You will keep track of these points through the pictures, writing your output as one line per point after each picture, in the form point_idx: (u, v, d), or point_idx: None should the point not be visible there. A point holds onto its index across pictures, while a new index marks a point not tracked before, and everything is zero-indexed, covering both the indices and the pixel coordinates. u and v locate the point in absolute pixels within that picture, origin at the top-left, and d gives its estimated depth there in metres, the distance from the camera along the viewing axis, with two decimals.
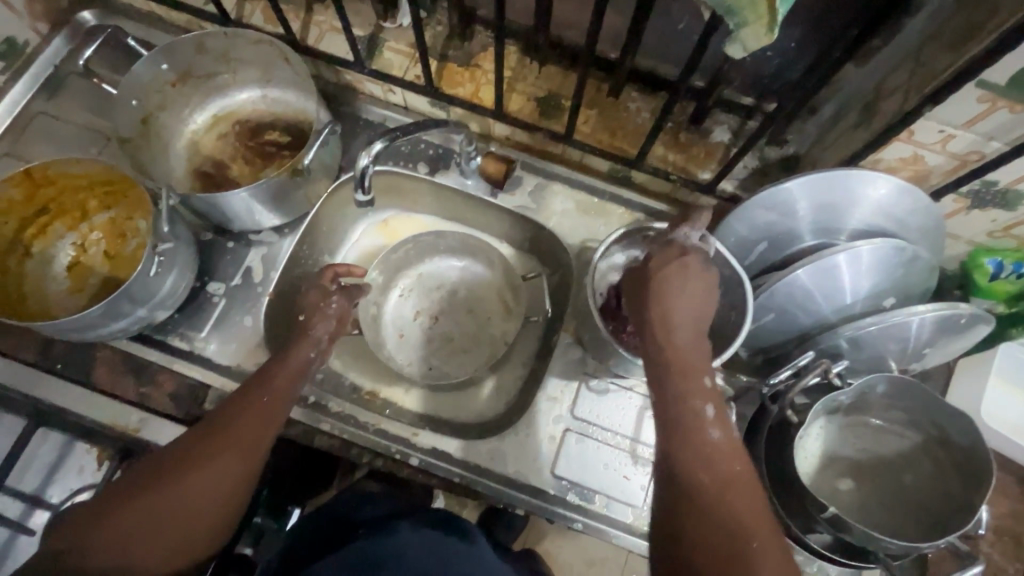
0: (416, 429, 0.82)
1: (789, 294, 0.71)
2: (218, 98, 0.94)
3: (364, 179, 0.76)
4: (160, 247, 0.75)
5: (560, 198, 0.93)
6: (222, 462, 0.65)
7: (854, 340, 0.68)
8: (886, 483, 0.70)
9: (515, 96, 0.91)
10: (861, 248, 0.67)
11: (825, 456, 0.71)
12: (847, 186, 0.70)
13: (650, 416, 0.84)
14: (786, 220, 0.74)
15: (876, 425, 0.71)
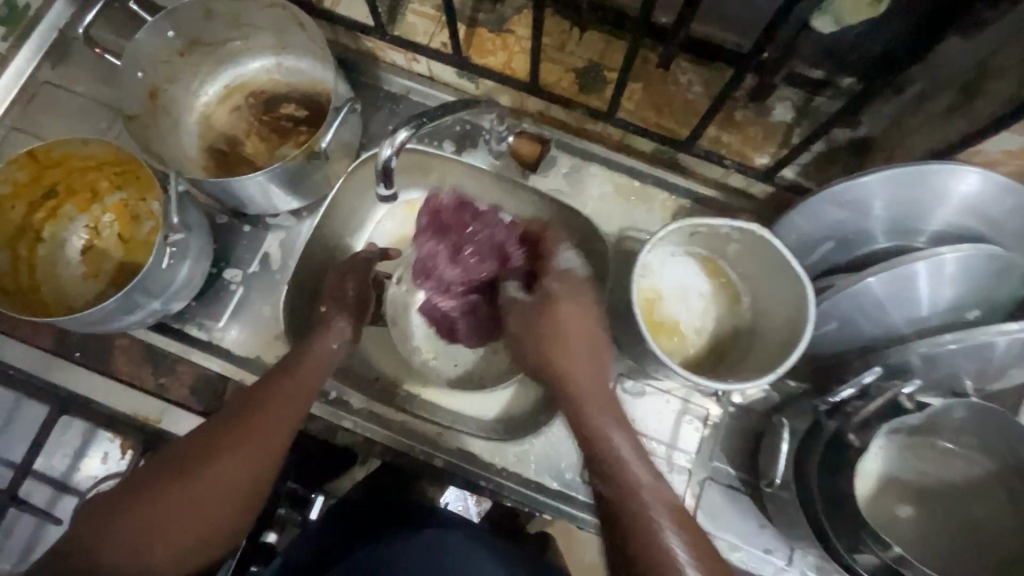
0: (441, 428, 0.79)
1: (855, 304, 0.64)
2: (230, 67, 0.88)
3: (386, 172, 0.70)
4: (171, 237, 0.70)
5: (597, 181, 0.86)
6: (242, 455, 0.64)
7: (929, 357, 0.61)
8: (949, 511, 0.65)
9: (553, 67, 0.81)
10: (945, 256, 0.59)
11: (884, 479, 0.66)
12: (933, 182, 0.62)
13: (688, 421, 0.79)
14: (857, 218, 0.66)
15: (942, 448, 0.65)
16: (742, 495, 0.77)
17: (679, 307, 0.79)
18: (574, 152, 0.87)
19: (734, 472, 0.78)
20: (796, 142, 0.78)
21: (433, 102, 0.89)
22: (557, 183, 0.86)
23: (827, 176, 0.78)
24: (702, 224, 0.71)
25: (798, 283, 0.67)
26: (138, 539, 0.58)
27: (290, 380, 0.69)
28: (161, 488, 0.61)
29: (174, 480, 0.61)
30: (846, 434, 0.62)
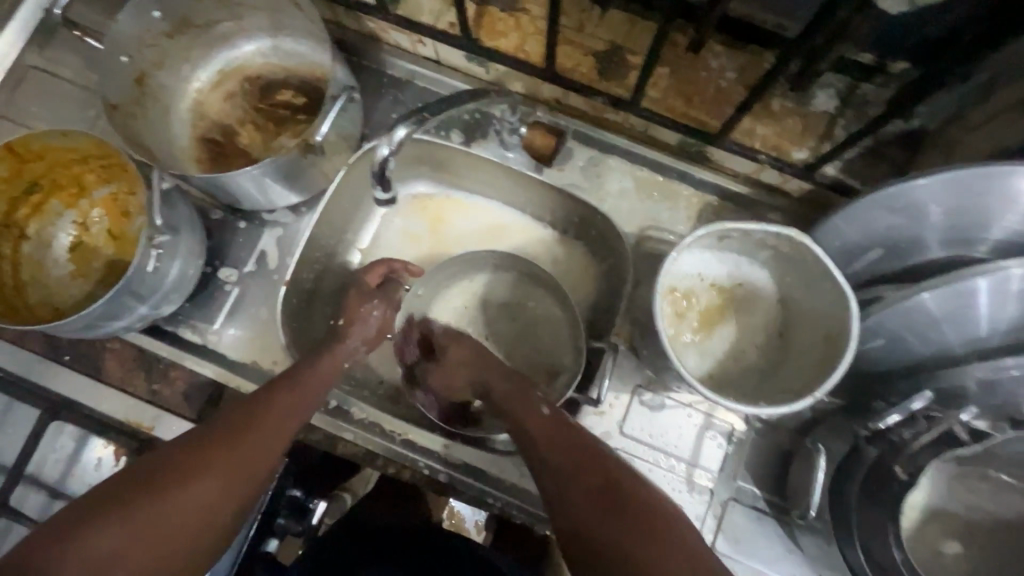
0: (445, 441, 0.75)
1: (902, 320, 0.58)
2: (222, 50, 0.82)
3: (382, 174, 0.66)
4: (158, 238, 0.65)
5: (617, 176, 0.79)
6: (229, 472, 0.56)
7: (989, 382, 0.54)
8: (1001, 548, 0.59)
9: (570, 50, 0.74)
10: (1012, 271, 0.52)
11: (928, 510, 0.61)
12: (1003, 186, 0.54)
13: (711, 438, 0.74)
14: (910, 224, 0.59)
15: (1000, 481, 0.59)
16: (767, 517, 0.72)
17: (700, 326, 0.73)
18: (592, 144, 0.80)
19: (759, 493, 0.73)
20: (840, 135, 0.70)
21: (440, 88, 0.83)
22: (573, 178, 0.80)
23: (872, 173, 0.71)
24: (733, 229, 0.64)
25: (838, 293, 0.61)
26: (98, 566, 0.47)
27: (291, 394, 0.65)
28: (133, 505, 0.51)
29: (148, 496, 0.52)
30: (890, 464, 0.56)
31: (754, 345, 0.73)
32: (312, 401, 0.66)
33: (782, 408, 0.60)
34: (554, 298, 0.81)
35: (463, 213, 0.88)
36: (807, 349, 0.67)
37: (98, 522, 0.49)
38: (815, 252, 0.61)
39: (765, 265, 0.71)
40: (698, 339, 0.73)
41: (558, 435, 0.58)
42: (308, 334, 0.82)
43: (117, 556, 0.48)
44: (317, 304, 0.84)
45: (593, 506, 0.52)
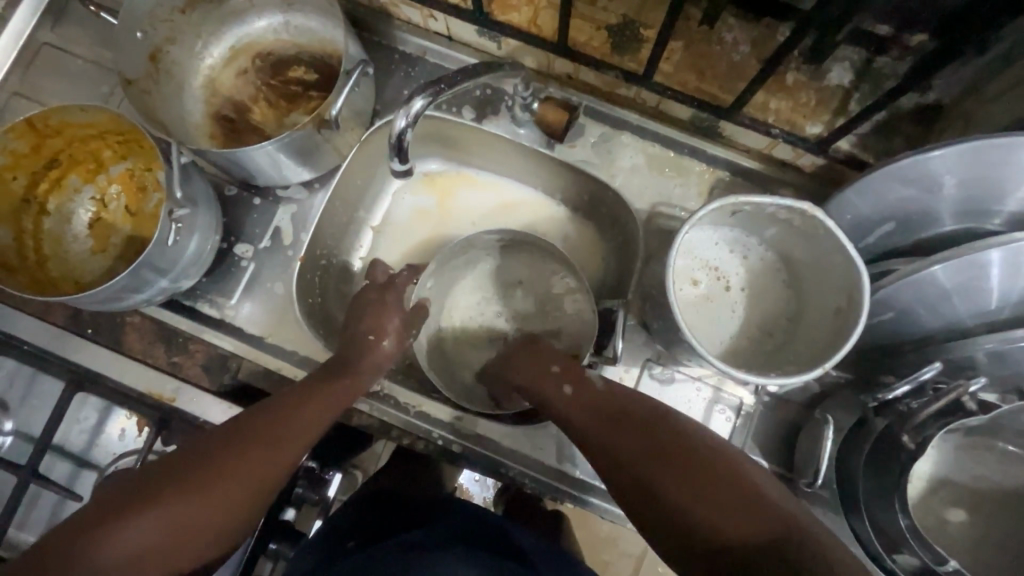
0: (458, 413, 0.77)
1: (914, 291, 0.58)
2: (234, 27, 0.82)
3: (400, 147, 0.66)
4: (177, 213, 0.66)
5: (629, 152, 0.79)
6: (259, 473, 0.58)
7: (998, 353, 0.55)
8: (1005, 518, 0.60)
9: (583, 23, 0.74)
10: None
11: (935, 480, 0.62)
12: (1018, 157, 0.54)
13: (719, 411, 0.75)
14: (924, 197, 0.59)
15: (1004, 451, 0.60)
16: None
17: (711, 303, 0.74)
18: (604, 119, 0.80)
19: (766, 465, 0.74)
20: (854, 110, 0.70)
21: (452, 64, 0.83)
22: (585, 154, 0.80)
23: (885, 148, 0.71)
24: (746, 203, 0.64)
25: (850, 264, 0.61)
26: (139, 555, 0.50)
27: (318, 406, 0.64)
28: (168, 500, 0.53)
29: (182, 491, 0.54)
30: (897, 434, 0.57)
31: (764, 322, 0.73)
32: (337, 412, 0.66)
33: (792, 378, 0.61)
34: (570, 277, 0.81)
35: (475, 192, 0.88)
36: (816, 321, 0.68)
37: (135, 513, 0.51)
38: (828, 226, 0.61)
39: (776, 241, 0.72)
40: (708, 315, 0.73)
41: (598, 414, 0.58)
42: (324, 309, 0.84)
43: (152, 546, 0.51)
44: (331, 281, 0.85)
45: (649, 460, 0.53)
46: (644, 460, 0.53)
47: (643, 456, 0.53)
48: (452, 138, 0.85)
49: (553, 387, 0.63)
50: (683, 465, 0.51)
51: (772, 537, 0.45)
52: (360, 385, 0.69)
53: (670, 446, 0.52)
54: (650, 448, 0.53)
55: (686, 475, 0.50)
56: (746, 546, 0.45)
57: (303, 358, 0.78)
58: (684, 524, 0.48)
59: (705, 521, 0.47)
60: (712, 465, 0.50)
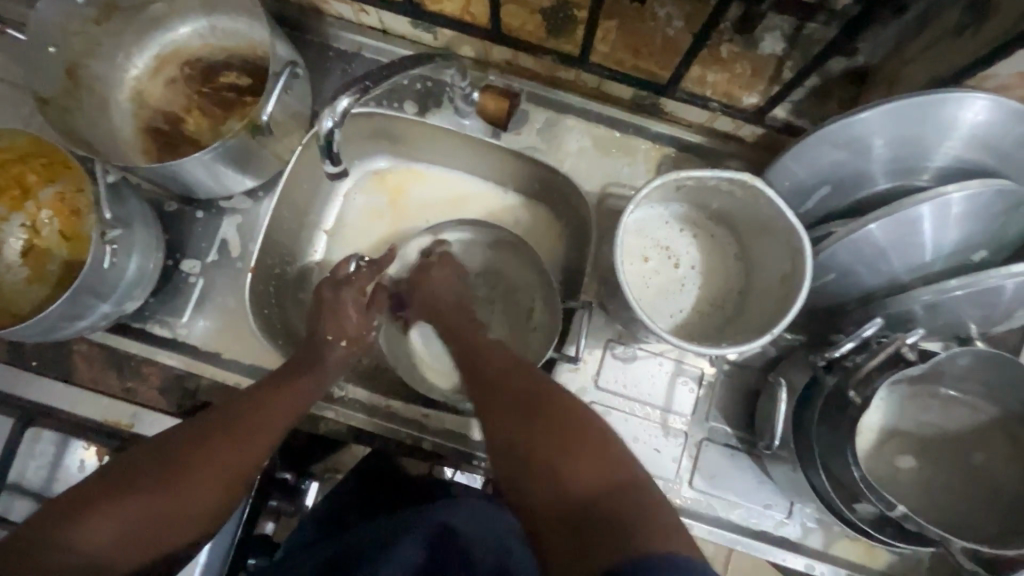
0: (425, 410, 0.77)
1: (853, 250, 0.59)
2: (156, 35, 0.78)
3: (330, 150, 0.64)
4: (110, 234, 0.64)
5: (574, 135, 0.79)
6: (229, 460, 0.59)
7: (932, 305, 0.57)
8: (951, 461, 0.63)
9: (516, 9, 0.73)
10: (951, 196, 0.54)
11: (885, 431, 0.65)
12: (938, 114, 0.56)
13: (682, 383, 0.77)
14: (856, 160, 0.60)
15: (947, 396, 0.63)
16: (740, 453, 0.76)
17: (667, 279, 0.75)
18: (547, 104, 0.80)
19: (731, 431, 0.76)
20: (787, 78, 0.71)
21: (390, 58, 0.81)
22: (532, 141, 0.79)
23: (820, 113, 0.72)
24: (689, 178, 0.65)
25: (794, 228, 0.62)
26: (116, 540, 0.52)
27: (282, 404, 0.65)
28: (143, 494, 0.54)
29: (156, 486, 0.55)
30: (846, 390, 0.59)
31: (716, 292, 0.75)
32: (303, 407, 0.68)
33: (744, 346, 0.62)
34: (528, 263, 0.82)
35: (426, 185, 0.88)
36: (765, 287, 0.70)
37: (115, 504, 0.53)
38: (768, 194, 0.62)
39: (721, 214, 0.73)
40: (662, 291, 0.74)
41: (505, 378, 0.59)
42: (282, 319, 0.82)
43: (132, 536, 0.53)
44: (286, 290, 0.83)
45: (523, 423, 0.53)
46: (511, 421, 0.54)
47: (522, 419, 0.54)
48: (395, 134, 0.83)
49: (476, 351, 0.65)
50: (552, 423, 0.52)
51: (607, 489, 0.46)
52: (325, 380, 0.70)
53: (542, 409, 0.54)
54: (531, 411, 0.54)
55: (547, 434, 0.51)
56: (555, 509, 0.47)
57: (262, 370, 0.77)
58: (536, 471, 0.50)
59: (557, 480, 0.48)
60: (553, 409, 0.54)
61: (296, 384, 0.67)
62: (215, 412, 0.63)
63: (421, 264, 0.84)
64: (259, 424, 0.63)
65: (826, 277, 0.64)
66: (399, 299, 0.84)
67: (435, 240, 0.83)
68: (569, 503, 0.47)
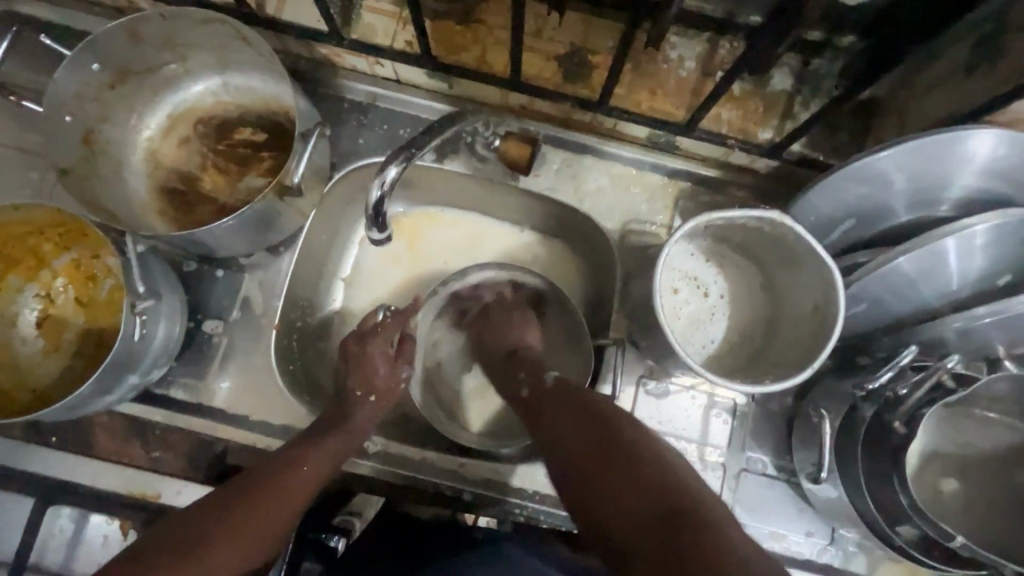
0: (461, 460, 0.75)
1: (884, 283, 0.61)
2: (168, 94, 0.78)
3: (379, 214, 0.66)
4: (140, 305, 0.62)
5: (593, 174, 0.80)
6: (258, 527, 0.57)
7: (965, 332, 0.59)
8: (995, 480, 0.64)
9: (533, 57, 0.74)
10: (976, 228, 0.56)
11: (926, 454, 0.66)
12: (956, 149, 0.58)
13: (716, 415, 0.77)
14: (878, 194, 0.62)
15: (985, 417, 0.64)
16: (778, 481, 0.76)
17: (694, 313, 0.76)
18: (563, 146, 0.81)
19: (768, 460, 0.76)
20: (799, 112, 0.74)
21: (404, 108, 0.81)
22: (550, 182, 0.80)
23: (832, 144, 0.74)
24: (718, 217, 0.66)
25: (824, 264, 0.63)
26: None
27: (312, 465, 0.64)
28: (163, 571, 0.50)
29: (185, 551, 0.52)
30: (891, 420, 0.60)
31: (744, 323, 0.76)
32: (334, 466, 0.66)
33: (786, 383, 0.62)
34: (553, 303, 0.82)
35: (444, 229, 0.87)
36: (795, 318, 0.71)
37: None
38: (794, 229, 0.63)
39: (743, 247, 0.75)
40: (692, 326, 0.75)
41: (550, 406, 0.61)
42: (307, 374, 0.80)
43: None
44: (310, 343, 0.82)
45: (578, 470, 0.54)
46: (572, 468, 0.55)
47: (575, 463, 0.55)
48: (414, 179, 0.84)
49: (516, 383, 0.68)
50: (615, 463, 0.52)
51: (666, 517, 0.46)
52: (356, 437, 0.69)
53: (601, 439, 0.54)
54: (587, 444, 0.55)
55: (605, 465, 0.52)
56: (633, 529, 0.48)
57: (292, 429, 0.75)
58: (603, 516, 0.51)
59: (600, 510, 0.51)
60: (611, 436, 0.54)
61: (329, 445, 0.66)
62: (245, 476, 0.61)
63: (445, 310, 0.84)
64: (288, 487, 0.61)
65: (856, 306, 0.66)
66: (424, 348, 0.82)
67: (458, 285, 0.82)
68: (615, 531, 0.49)
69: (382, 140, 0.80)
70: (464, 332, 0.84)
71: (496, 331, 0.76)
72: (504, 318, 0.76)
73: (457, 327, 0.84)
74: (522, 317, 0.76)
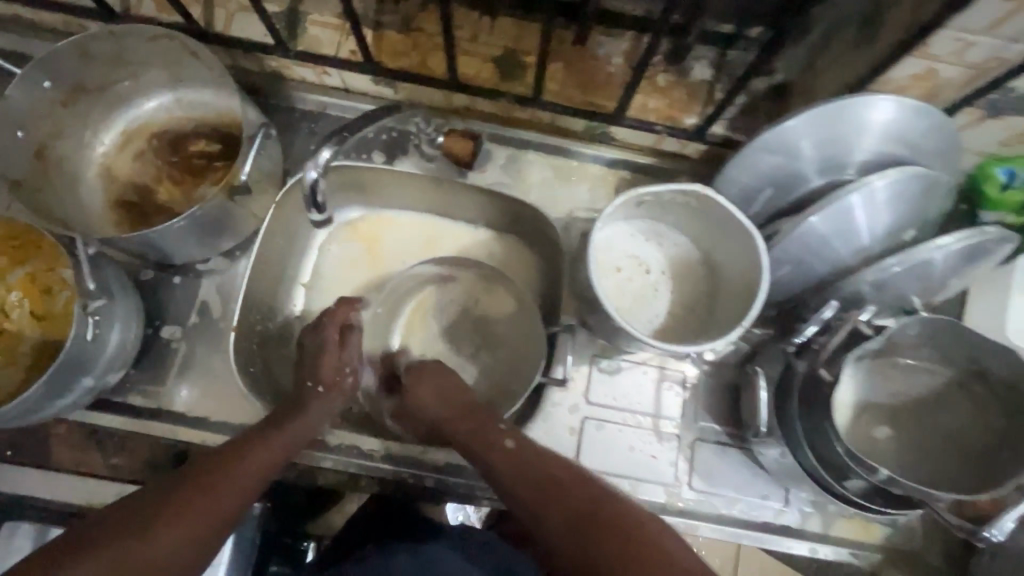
0: (422, 448, 0.77)
1: (802, 244, 0.65)
2: (123, 111, 0.81)
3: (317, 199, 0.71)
4: (92, 305, 0.64)
5: (537, 167, 0.85)
6: (204, 513, 0.57)
7: (877, 283, 0.63)
8: (922, 424, 0.68)
9: (470, 59, 0.79)
10: (875, 184, 0.62)
11: (858, 404, 0.69)
12: (854, 116, 0.64)
13: (668, 388, 0.80)
14: (791, 162, 0.67)
15: (907, 364, 0.68)
16: (731, 448, 0.79)
17: (639, 290, 0.79)
18: (506, 142, 0.85)
19: (719, 428, 0.79)
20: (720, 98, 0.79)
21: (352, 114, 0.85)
22: (497, 177, 0.84)
23: (753, 126, 0.80)
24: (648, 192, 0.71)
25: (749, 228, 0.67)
26: None
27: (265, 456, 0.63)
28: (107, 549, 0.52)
29: (127, 534, 0.53)
30: (818, 370, 0.64)
31: (686, 296, 0.80)
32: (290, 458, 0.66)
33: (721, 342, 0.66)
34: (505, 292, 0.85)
35: (400, 229, 0.90)
36: (731, 287, 0.75)
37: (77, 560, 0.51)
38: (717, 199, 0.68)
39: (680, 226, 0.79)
40: (637, 302, 0.79)
41: (528, 482, 0.61)
42: (268, 375, 0.82)
43: None
44: (271, 345, 0.83)
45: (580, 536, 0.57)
46: (572, 532, 0.57)
47: (583, 531, 0.57)
48: (366, 183, 0.86)
49: (489, 440, 0.65)
50: (619, 543, 0.56)
51: None
52: (311, 429, 0.68)
53: (609, 523, 0.57)
54: (591, 522, 0.57)
55: (612, 542, 0.56)
56: None
57: (253, 428, 0.75)
58: None
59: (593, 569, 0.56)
60: (610, 514, 0.58)
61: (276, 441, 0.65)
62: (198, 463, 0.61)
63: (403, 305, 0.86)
64: (238, 476, 0.60)
65: (782, 272, 0.70)
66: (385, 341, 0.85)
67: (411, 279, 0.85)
68: None
69: None
70: (424, 326, 0.86)
71: (436, 377, 0.73)
72: (439, 378, 0.73)
73: (415, 321, 0.87)
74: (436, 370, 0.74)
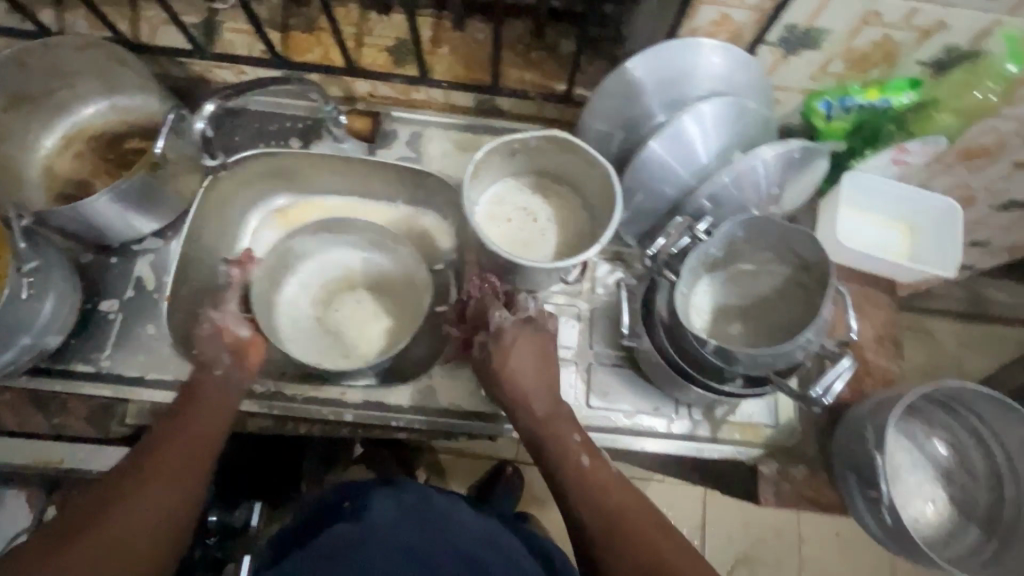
0: (344, 390, 0.83)
1: (642, 166, 0.76)
2: (65, 117, 0.91)
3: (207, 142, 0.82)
4: (26, 267, 0.72)
5: (436, 139, 0.95)
6: (155, 489, 0.59)
7: (711, 196, 0.75)
8: (768, 319, 0.80)
9: (367, 50, 0.91)
10: (700, 108, 0.73)
11: (716, 309, 0.82)
12: (679, 50, 0.75)
13: (565, 322, 0.89)
14: (634, 101, 0.79)
15: (750, 268, 0.80)
16: (626, 368, 0.87)
17: (524, 237, 0.89)
18: (408, 123, 0.95)
19: (614, 352, 0.88)
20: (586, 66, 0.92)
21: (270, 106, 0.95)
22: (401, 153, 0.94)
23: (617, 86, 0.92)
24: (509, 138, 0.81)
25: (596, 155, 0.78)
26: None
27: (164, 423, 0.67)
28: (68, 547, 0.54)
29: (83, 525, 0.55)
30: (665, 272, 0.73)
31: (575, 237, 0.89)
32: (226, 416, 0.70)
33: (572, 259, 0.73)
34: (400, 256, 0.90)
35: (321, 213, 0.96)
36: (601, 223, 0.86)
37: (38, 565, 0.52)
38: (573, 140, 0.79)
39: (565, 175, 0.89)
40: (521, 244, 0.89)
41: (587, 489, 0.64)
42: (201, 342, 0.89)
43: None
44: None
45: (611, 544, 0.60)
46: (609, 533, 0.61)
47: (606, 543, 0.60)
48: (281, 169, 0.90)
49: (557, 436, 0.69)
50: (635, 546, 0.59)
51: None
52: (222, 391, 0.72)
53: (631, 531, 0.60)
54: (614, 530, 0.61)
55: (631, 549, 0.59)
56: None
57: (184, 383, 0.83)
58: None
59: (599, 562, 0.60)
60: (633, 520, 0.61)
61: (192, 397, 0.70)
62: (138, 450, 0.63)
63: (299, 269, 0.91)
64: (175, 452, 0.63)
65: (634, 196, 0.80)
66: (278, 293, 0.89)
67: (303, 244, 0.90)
68: None
69: (254, 134, 0.94)
70: (336, 290, 0.91)
71: (541, 360, 0.73)
72: (524, 345, 0.72)
73: (311, 286, 0.91)
74: (535, 336, 0.73)
